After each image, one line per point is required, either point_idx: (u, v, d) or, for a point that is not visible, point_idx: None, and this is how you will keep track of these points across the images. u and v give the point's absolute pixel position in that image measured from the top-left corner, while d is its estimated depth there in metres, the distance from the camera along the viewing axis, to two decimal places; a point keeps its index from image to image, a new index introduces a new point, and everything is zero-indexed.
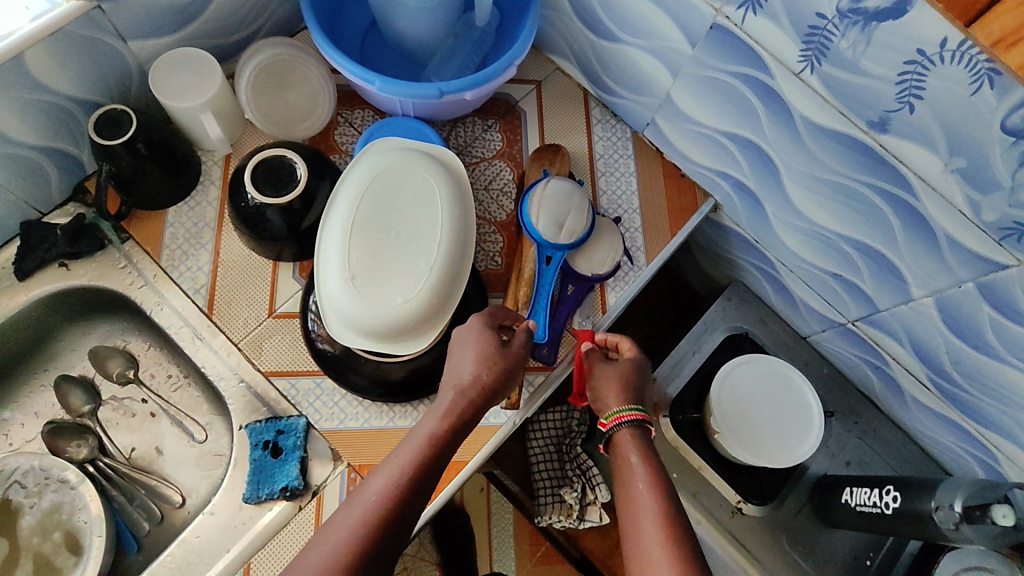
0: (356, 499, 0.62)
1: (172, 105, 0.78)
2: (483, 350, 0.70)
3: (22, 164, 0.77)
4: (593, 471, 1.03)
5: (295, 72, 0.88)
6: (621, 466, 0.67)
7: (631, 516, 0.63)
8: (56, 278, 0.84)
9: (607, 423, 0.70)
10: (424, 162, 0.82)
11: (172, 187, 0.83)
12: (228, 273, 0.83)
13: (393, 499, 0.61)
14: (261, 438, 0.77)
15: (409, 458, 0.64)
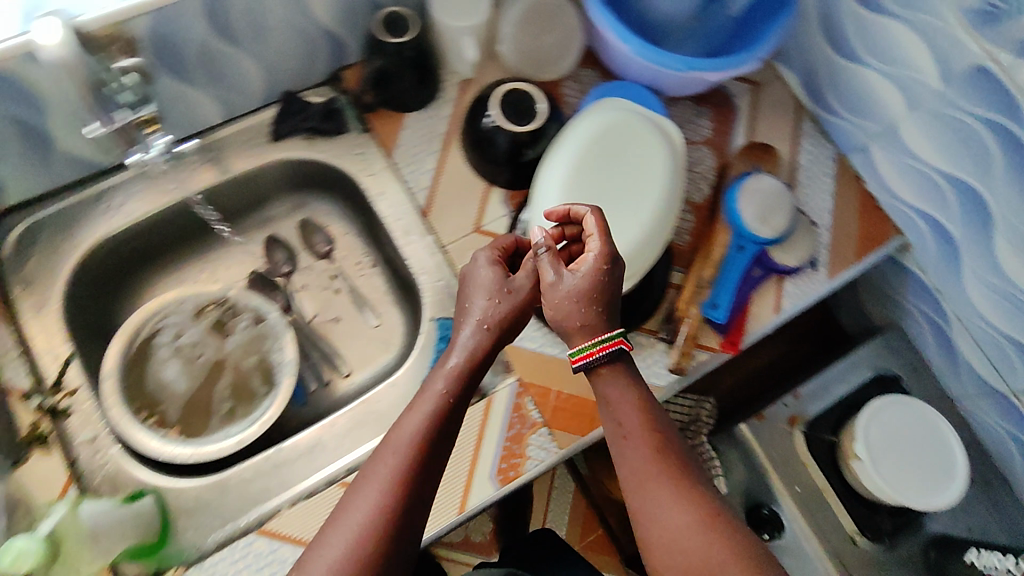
0: (386, 448, 0.64)
1: (443, 21, 0.86)
2: (480, 286, 0.74)
3: (307, 41, 0.86)
4: (715, 463, 1.00)
5: (553, 22, 0.93)
6: (603, 404, 0.69)
7: (633, 463, 0.65)
8: (298, 148, 0.93)
9: (575, 360, 0.70)
10: (640, 123, 0.85)
11: (419, 94, 0.91)
12: (447, 183, 0.91)
13: (424, 447, 0.64)
14: (448, 333, 0.85)
15: (421, 415, 0.66)
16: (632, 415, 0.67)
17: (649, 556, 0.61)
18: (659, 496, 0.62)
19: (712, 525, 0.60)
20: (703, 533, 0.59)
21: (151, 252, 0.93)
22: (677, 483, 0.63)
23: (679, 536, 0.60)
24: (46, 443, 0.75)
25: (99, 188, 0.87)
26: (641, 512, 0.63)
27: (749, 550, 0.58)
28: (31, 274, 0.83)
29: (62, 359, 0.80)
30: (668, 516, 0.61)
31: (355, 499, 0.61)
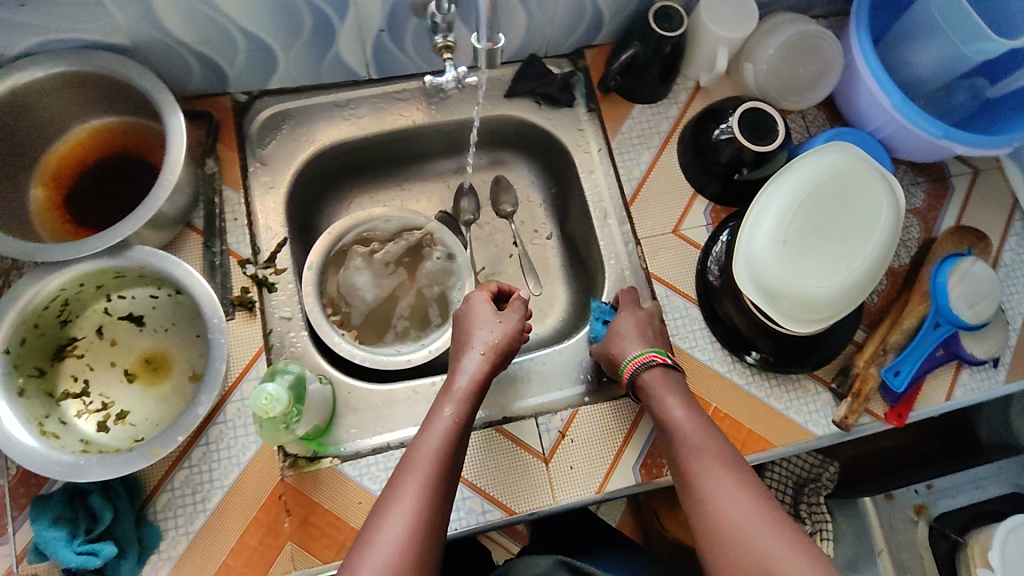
0: (415, 454, 0.66)
1: (709, 26, 0.87)
2: (481, 336, 0.78)
3: (577, 13, 0.89)
4: (826, 524, 1.02)
5: (821, 54, 0.89)
6: (661, 414, 0.70)
7: (691, 461, 0.65)
8: (526, 109, 0.97)
9: (625, 372, 0.76)
10: (871, 174, 0.84)
11: (656, 90, 0.93)
12: (656, 180, 0.93)
13: (443, 463, 0.65)
14: (603, 316, 0.88)
15: (441, 433, 0.67)
16: (668, 416, 0.69)
17: (706, 548, 0.60)
18: (710, 489, 0.62)
19: (775, 521, 0.58)
20: (760, 522, 0.58)
21: (362, 167, 0.97)
22: (732, 477, 0.62)
23: (735, 525, 0.59)
24: (251, 309, 0.81)
25: (343, 96, 0.91)
26: (693, 506, 0.63)
27: (808, 545, 0.57)
28: (269, 155, 0.88)
29: (278, 239, 0.86)
30: (721, 509, 0.60)
31: (388, 510, 0.61)
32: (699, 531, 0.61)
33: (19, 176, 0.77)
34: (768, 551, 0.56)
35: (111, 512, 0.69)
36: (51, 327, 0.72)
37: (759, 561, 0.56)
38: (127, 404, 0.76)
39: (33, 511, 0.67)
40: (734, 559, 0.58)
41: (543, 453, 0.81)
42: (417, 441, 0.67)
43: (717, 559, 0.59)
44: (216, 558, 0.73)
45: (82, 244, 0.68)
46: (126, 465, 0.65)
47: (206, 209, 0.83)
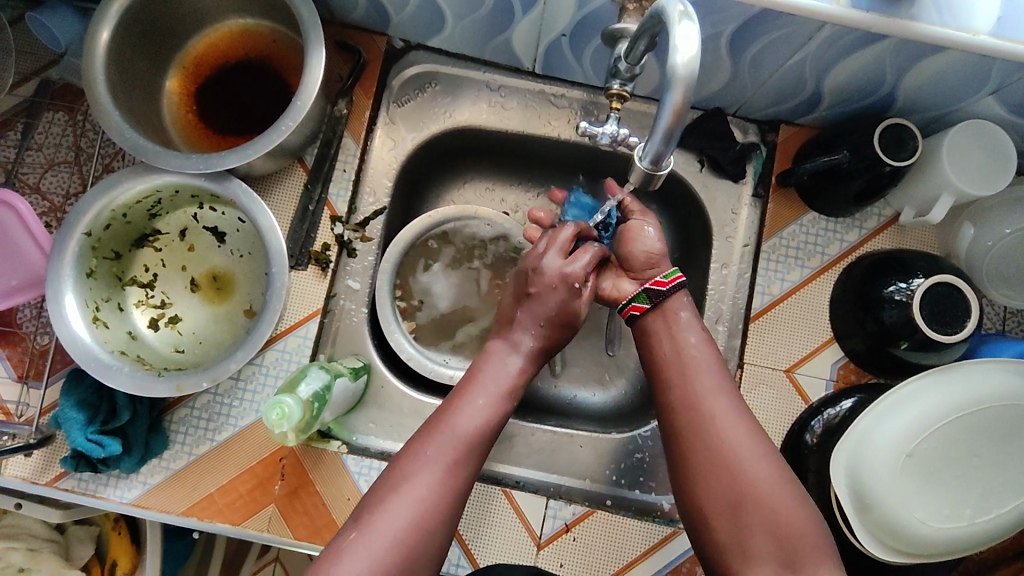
0: (457, 412, 0.61)
1: (945, 168, 0.70)
2: (553, 284, 0.70)
3: (792, 89, 0.74)
4: None
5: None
6: (683, 341, 0.66)
7: (702, 399, 0.62)
8: (686, 167, 0.83)
9: (665, 283, 0.69)
10: None
11: (844, 206, 0.77)
12: (794, 306, 0.79)
13: (485, 428, 0.61)
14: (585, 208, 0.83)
15: (470, 415, 0.61)
16: (683, 335, 0.67)
17: (699, 479, 0.61)
18: (717, 411, 0.62)
19: (770, 455, 0.60)
20: (755, 450, 0.60)
21: (491, 152, 0.88)
22: (729, 398, 0.63)
23: (734, 451, 0.60)
24: (324, 268, 0.78)
25: (499, 79, 0.83)
26: (701, 435, 0.61)
27: (793, 483, 0.59)
28: (401, 115, 0.83)
29: (376, 206, 0.81)
30: (726, 433, 0.61)
31: (418, 462, 0.57)
32: (700, 433, 0.61)
33: (164, 55, 0.76)
34: (762, 481, 0.58)
35: (129, 413, 0.71)
36: (139, 218, 0.73)
37: (749, 489, 0.58)
38: (181, 311, 0.77)
39: (66, 386, 0.71)
40: (718, 487, 0.59)
41: (540, 538, 0.75)
42: (456, 403, 0.62)
43: (707, 487, 0.60)
44: (205, 487, 0.75)
45: (187, 159, 0.66)
46: (146, 388, 0.65)
47: (321, 149, 0.79)
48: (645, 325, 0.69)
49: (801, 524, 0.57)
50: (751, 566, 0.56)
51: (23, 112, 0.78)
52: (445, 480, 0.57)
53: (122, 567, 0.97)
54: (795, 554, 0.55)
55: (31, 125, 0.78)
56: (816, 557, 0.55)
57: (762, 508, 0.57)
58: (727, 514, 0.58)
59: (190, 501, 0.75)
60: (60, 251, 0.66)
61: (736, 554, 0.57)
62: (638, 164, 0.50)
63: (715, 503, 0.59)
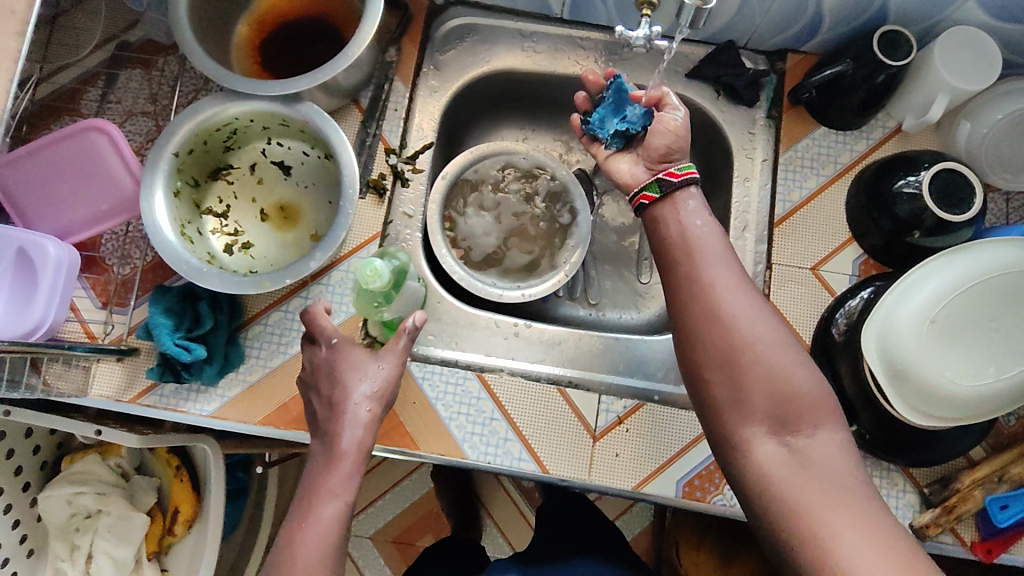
0: (298, 545, 0.58)
1: (940, 69, 0.78)
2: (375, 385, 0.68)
3: (795, 14, 0.83)
4: None
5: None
6: (682, 225, 0.65)
7: (708, 280, 0.62)
8: (705, 96, 0.91)
9: (678, 174, 0.68)
10: None
11: (850, 117, 0.86)
12: (814, 211, 0.86)
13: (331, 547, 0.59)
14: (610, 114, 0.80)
15: (313, 536, 0.59)
16: (684, 218, 0.66)
17: (699, 343, 0.61)
18: (721, 281, 0.61)
19: (770, 318, 0.61)
20: (757, 316, 0.60)
21: (524, 97, 0.97)
22: (732, 270, 0.62)
23: (738, 322, 0.60)
24: (380, 195, 0.85)
25: (530, 26, 0.92)
26: (702, 310, 0.61)
27: (790, 347, 0.60)
28: (444, 62, 0.91)
29: (424, 142, 0.89)
30: (726, 303, 0.60)
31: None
32: (699, 301, 0.61)
33: (235, 12, 0.85)
34: (764, 345, 0.59)
35: (211, 322, 0.77)
36: (216, 149, 0.81)
37: (751, 352, 0.59)
38: (253, 237, 0.83)
39: (153, 296, 0.77)
40: (714, 351, 0.60)
41: (594, 430, 0.80)
42: (291, 541, 0.59)
43: (707, 351, 0.60)
44: (279, 397, 0.80)
45: (267, 84, 0.74)
46: (233, 286, 0.72)
47: (375, 92, 0.88)
48: (652, 211, 0.68)
49: (802, 388, 0.58)
50: (748, 422, 0.58)
51: (106, 66, 0.86)
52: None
53: (184, 514, 1.00)
54: (793, 412, 0.57)
55: (112, 79, 0.86)
56: (813, 416, 0.57)
57: (764, 367, 0.58)
58: (719, 371, 0.60)
59: (265, 410, 0.79)
60: (153, 168, 0.73)
61: (731, 411, 0.59)
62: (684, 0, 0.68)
63: (714, 364, 0.60)
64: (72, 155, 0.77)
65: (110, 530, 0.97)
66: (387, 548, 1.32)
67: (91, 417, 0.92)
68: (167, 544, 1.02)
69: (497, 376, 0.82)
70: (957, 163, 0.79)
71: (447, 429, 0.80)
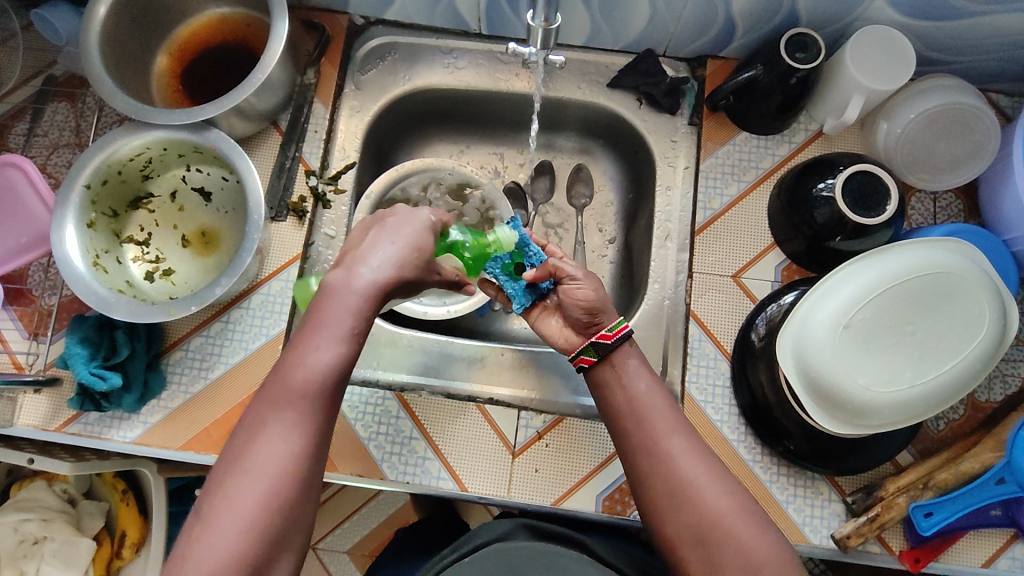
0: (260, 429, 0.53)
1: (851, 68, 0.77)
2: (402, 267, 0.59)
3: (707, 20, 0.82)
4: None
5: (972, 134, 0.78)
6: (632, 395, 0.67)
7: (663, 451, 0.64)
8: (627, 105, 0.91)
9: (612, 334, 0.70)
10: (984, 286, 0.72)
11: (769, 121, 0.84)
12: (735, 218, 0.85)
13: (301, 433, 0.52)
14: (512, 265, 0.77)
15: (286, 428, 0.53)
16: (632, 386, 0.68)
17: (661, 514, 0.62)
18: (678, 456, 0.63)
19: (732, 485, 0.62)
20: (718, 483, 0.62)
21: (451, 112, 0.98)
22: (688, 441, 0.64)
23: (698, 491, 0.61)
24: (300, 217, 0.86)
25: (450, 43, 0.93)
26: (664, 483, 0.62)
27: (757, 516, 0.61)
28: (365, 82, 0.92)
29: (346, 162, 0.90)
30: (689, 478, 0.62)
31: (243, 464, 0.52)
32: (660, 479, 0.63)
33: (152, 42, 0.86)
34: (726, 514, 0.60)
35: (128, 349, 0.78)
36: (133, 178, 0.82)
37: (717, 525, 0.60)
38: (174, 264, 0.84)
39: (70, 325, 0.78)
40: (680, 524, 0.61)
41: (514, 447, 0.80)
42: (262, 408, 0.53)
43: (674, 523, 0.61)
44: (200, 422, 0.80)
45: (172, 113, 0.75)
46: (142, 315, 0.72)
47: (294, 114, 0.88)
48: (597, 369, 0.70)
49: (768, 552, 0.59)
50: None
51: (32, 101, 0.88)
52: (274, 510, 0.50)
53: (131, 537, 1.01)
54: None
55: (38, 113, 0.88)
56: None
57: (733, 544, 0.59)
58: (693, 543, 0.60)
59: (187, 435, 0.80)
60: (63, 201, 0.74)
61: None
62: (534, 23, 0.68)
63: (684, 541, 0.61)
64: None
65: (56, 555, 0.97)
66: (365, 563, 1.31)
67: (30, 445, 0.93)
68: (116, 568, 1.03)
69: (416, 395, 0.82)
70: (869, 164, 0.77)
71: (366, 449, 0.80)
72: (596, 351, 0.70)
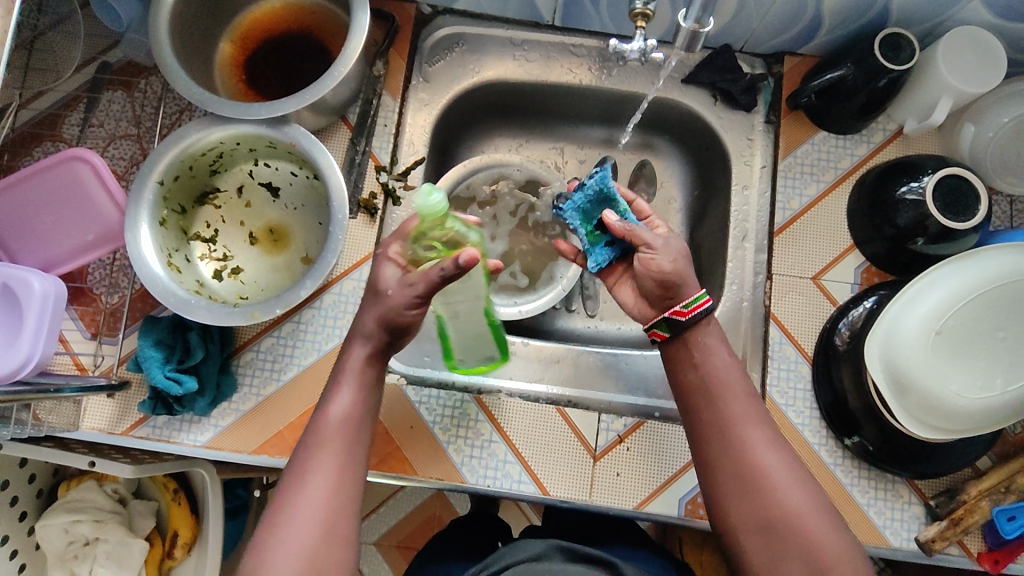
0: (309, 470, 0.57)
1: (942, 72, 0.75)
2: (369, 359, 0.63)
3: (794, 17, 0.80)
4: None
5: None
6: (710, 373, 0.64)
7: (742, 434, 0.61)
8: (702, 102, 0.89)
9: (686, 313, 0.65)
10: None
11: (850, 121, 0.83)
12: (814, 219, 0.85)
13: (341, 477, 0.58)
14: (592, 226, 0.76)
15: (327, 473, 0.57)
16: (711, 366, 0.65)
17: (729, 499, 0.60)
18: (755, 443, 0.61)
19: (801, 478, 0.60)
20: (791, 473, 0.59)
21: (516, 106, 0.96)
22: (767, 429, 0.62)
23: (772, 478, 0.59)
24: (372, 215, 0.83)
25: (521, 34, 0.90)
26: (739, 470, 0.60)
27: (831, 513, 0.59)
28: (433, 74, 0.89)
29: (415, 157, 0.87)
30: (764, 465, 0.59)
31: (293, 507, 0.56)
32: (733, 463, 0.60)
33: (216, 29, 0.83)
34: (796, 506, 0.58)
35: (202, 352, 0.75)
36: (202, 173, 0.78)
37: (786, 516, 0.57)
38: (243, 262, 0.81)
39: (143, 327, 0.76)
40: (749, 509, 0.58)
41: (595, 450, 0.79)
42: (307, 451, 0.59)
43: (741, 510, 0.59)
44: (273, 426, 0.78)
45: (251, 107, 0.72)
46: (224, 318, 0.70)
47: (362, 107, 0.85)
48: (670, 347, 0.67)
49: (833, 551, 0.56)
50: None
51: (87, 90, 0.84)
52: (314, 546, 0.54)
53: (183, 538, 0.99)
54: None
55: (93, 102, 0.84)
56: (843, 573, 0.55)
57: (800, 536, 0.56)
58: (758, 533, 0.58)
59: (260, 439, 0.78)
60: (137, 199, 0.71)
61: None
62: (683, 23, 0.65)
63: (750, 531, 0.58)
64: (56, 186, 0.76)
65: (110, 556, 0.96)
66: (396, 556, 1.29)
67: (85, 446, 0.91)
68: (168, 568, 1.01)
69: (494, 398, 0.81)
70: (959, 167, 0.76)
71: (445, 453, 0.79)
72: (670, 326, 0.66)
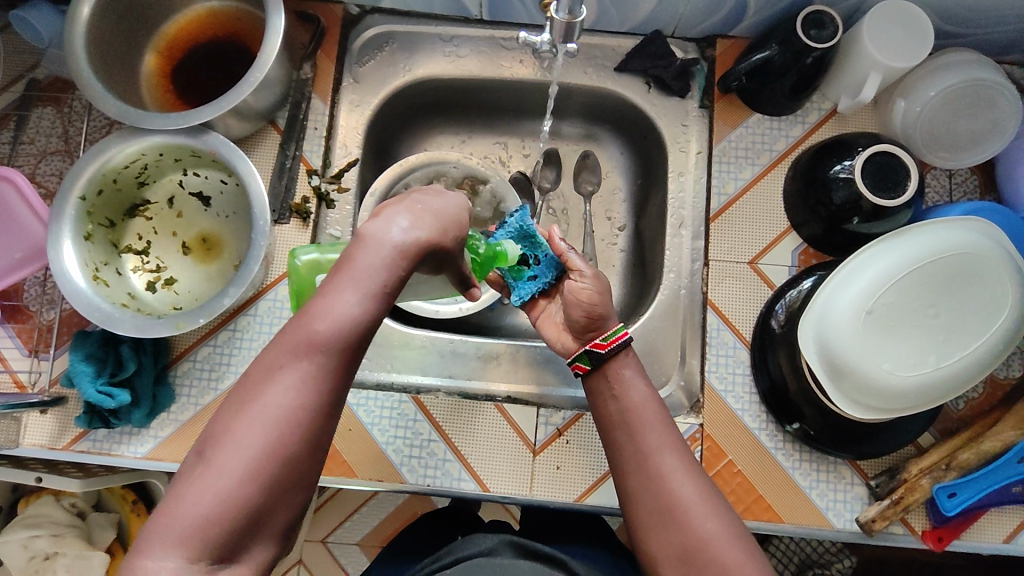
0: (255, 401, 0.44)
1: (866, 47, 0.74)
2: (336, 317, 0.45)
3: (718, 1, 0.79)
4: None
5: (994, 110, 0.77)
6: (625, 407, 0.63)
7: (656, 466, 0.59)
8: (636, 90, 0.89)
9: (606, 344, 0.66)
10: (1006, 265, 0.71)
11: (782, 103, 0.82)
12: (750, 203, 0.84)
13: (289, 419, 0.44)
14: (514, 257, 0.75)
15: (282, 407, 0.43)
16: (625, 398, 0.64)
17: (649, 532, 0.58)
18: (670, 474, 0.59)
19: (718, 505, 0.58)
20: (706, 501, 0.58)
21: (453, 102, 0.95)
22: (682, 456, 0.60)
23: (685, 509, 0.57)
24: (305, 219, 0.83)
25: (450, 30, 0.89)
26: (655, 502, 0.58)
27: (747, 540, 0.57)
28: (363, 74, 0.88)
29: (348, 159, 0.87)
30: (679, 497, 0.58)
31: (229, 440, 0.43)
32: (651, 495, 0.59)
33: (139, 40, 0.82)
34: (711, 536, 0.56)
35: (135, 364, 0.76)
36: (128, 185, 0.78)
37: (701, 547, 0.55)
38: (176, 273, 0.81)
39: (74, 342, 0.76)
40: (666, 541, 0.57)
41: (534, 444, 0.79)
42: (257, 380, 0.45)
43: (661, 541, 0.57)
44: None
45: (168, 117, 0.72)
46: (149, 329, 0.70)
47: (291, 112, 0.85)
48: (592, 382, 0.67)
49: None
50: None
51: (16, 108, 0.84)
52: (253, 489, 0.42)
53: None
54: None
55: (21, 120, 0.84)
56: None
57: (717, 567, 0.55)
58: (679, 566, 0.56)
59: None
60: (58, 215, 0.71)
61: None
62: (557, 16, 0.65)
63: (671, 562, 0.57)
64: None
65: (70, 570, 0.95)
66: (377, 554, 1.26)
67: (37, 463, 0.91)
68: None
69: (432, 397, 0.81)
70: (887, 143, 0.75)
71: (384, 455, 0.79)
72: (591, 359, 0.66)
